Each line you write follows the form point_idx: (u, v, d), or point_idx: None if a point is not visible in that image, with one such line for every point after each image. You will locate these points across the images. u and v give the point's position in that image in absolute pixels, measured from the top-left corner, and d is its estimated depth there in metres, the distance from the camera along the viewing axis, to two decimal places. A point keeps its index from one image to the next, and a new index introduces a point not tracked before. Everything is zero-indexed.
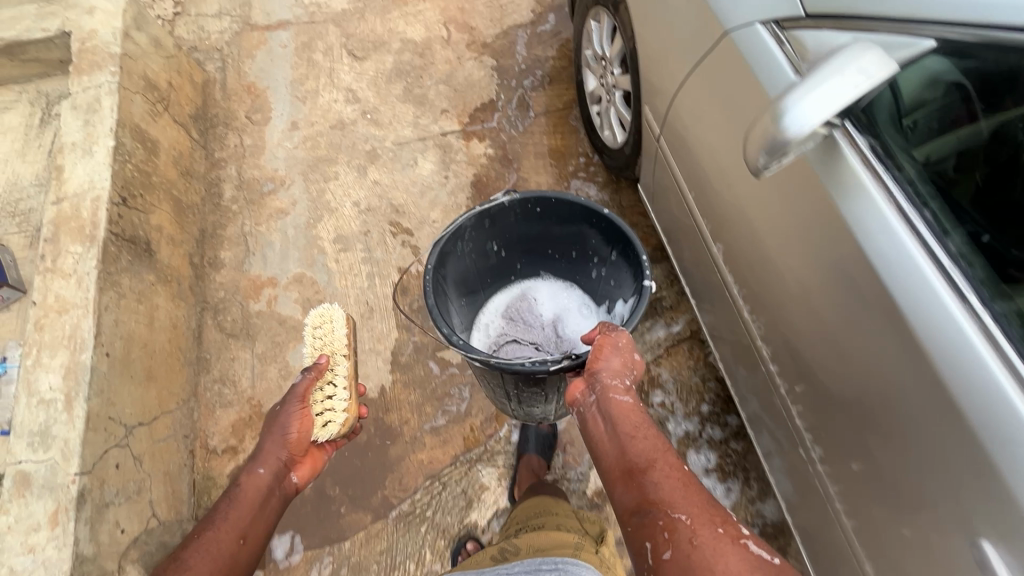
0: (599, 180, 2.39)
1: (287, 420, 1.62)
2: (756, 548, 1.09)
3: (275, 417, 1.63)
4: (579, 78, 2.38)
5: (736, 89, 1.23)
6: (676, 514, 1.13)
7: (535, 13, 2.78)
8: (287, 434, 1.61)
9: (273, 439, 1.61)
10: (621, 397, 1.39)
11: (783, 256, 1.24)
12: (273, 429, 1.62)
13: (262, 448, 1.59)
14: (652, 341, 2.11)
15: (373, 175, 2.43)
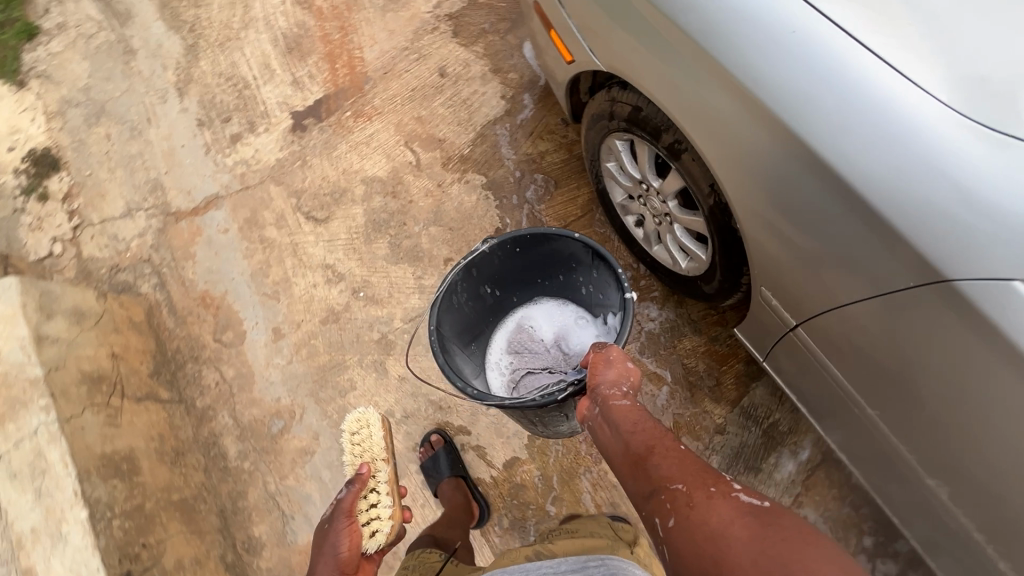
0: (656, 294, 2.02)
1: (336, 531, 1.40)
2: (750, 497, 1.00)
3: (325, 535, 1.41)
4: (598, 183, 1.95)
5: (946, 314, 0.98)
6: (673, 484, 1.06)
7: (507, 99, 2.30)
8: (336, 533, 1.39)
9: (322, 547, 1.40)
10: (615, 398, 1.30)
11: (983, 461, 1.10)
12: (321, 545, 1.41)
13: (318, 560, 1.38)
14: (784, 479, 1.82)
15: (395, 370, 2.01)
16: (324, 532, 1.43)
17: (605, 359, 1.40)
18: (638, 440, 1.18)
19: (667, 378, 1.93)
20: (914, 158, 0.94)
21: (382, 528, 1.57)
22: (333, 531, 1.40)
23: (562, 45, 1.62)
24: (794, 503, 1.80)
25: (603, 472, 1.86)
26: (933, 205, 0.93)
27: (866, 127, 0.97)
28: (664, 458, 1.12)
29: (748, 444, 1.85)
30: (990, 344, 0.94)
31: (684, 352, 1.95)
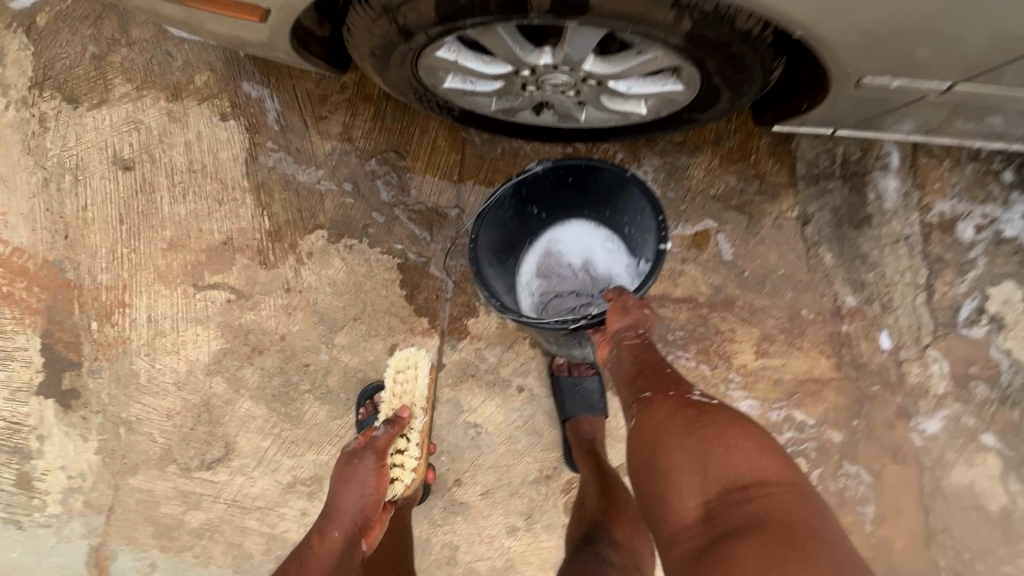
0: (622, 155, 1.43)
1: (361, 474, 1.09)
2: (700, 399, 0.96)
3: (340, 473, 1.11)
4: (451, 113, 1.24)
5: None
6: (644, 394, 1.00)
7: (233, 112, 1.42)
8: (365, 478, 1.09)
9: (340, 482, 1.10)
10: (626, 330, 1.08)
11: None
12: (336, 481, 1.11)
13: (336, 490, 1.09)
14: (896, 197, 1.44)
15: (472, 495, 1.50)
16: (341, 468, 1.11)
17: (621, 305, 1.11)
18: (631, 357, 1.06)
19: (714, 225, 1.44)
20: None
21: (405, 472, 1.26)
22: (350, 470, 1.10)
23: (232, 8, 0.95)
24: (924, 210, 1.44)
25: (744, 366, 1.47)
26: None
27: None
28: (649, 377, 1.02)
29: (840, 204, 1.44)
30: None
31: (704, 183, 1.44)
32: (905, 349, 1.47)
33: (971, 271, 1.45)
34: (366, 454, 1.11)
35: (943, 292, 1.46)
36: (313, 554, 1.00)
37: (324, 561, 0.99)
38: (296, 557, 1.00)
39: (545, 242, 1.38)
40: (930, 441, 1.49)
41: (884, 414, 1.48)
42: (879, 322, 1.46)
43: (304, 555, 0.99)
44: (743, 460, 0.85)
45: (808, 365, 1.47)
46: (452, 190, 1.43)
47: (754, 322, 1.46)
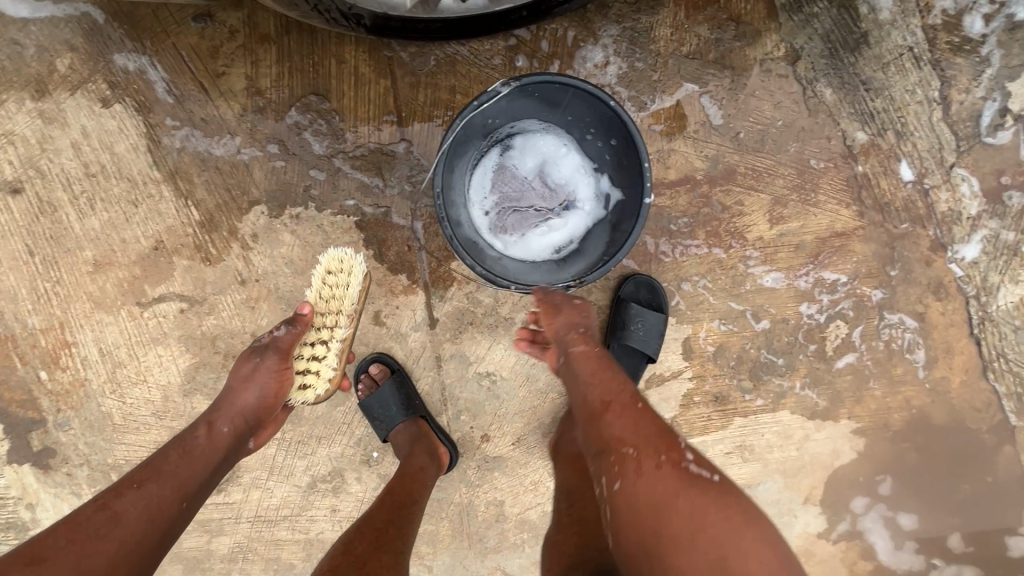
0: (575, 33, 1.22)
1: (265, 376, 0.96)
2: (698, 469, 0.83)
3: (242, 369, 0.97)
4: (365, 23, 1.03)
5: None
6: (624, 447, 0.86)
7: (115, 95, 1.19)
8: (269, 382, 0.96)
9: (240, 380, 0.96)
10: (573, 344, 0.99)
11: None
12: (234, 380, 0.97)
13: (234, 388, 0.96)
14: (891, 5, 1.25)
15: (504, 447, 1.39)
16: (243, 364, 0.97)
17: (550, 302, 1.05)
18: (596, 391, 0.94)
19: (695, 89, 1.26)
20: None
21: (320, 383, 1.07)
22: (255, 370, 0.96)
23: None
24: (925, 12, 1.26)
25: (760, 238, 1.32)
26: None
27: None
28: (621, 418, 0.90)
29: (830, 28, 1.25)
30: None
31: (674, 43, 1.24)
32: (929, 175, 1.32)
33: (988, 69, 1.28)
34: (274, 359, 0.97)
35: (960, 101, 1.29)
36: (191, 451, 0.87)
37: (205, 461, 0.87)
38: (169, 451, 0.86)
39: (500, 147, 1.17)
40: (972, 268, 1.37)
41: (919, 251, 1.35)
42: (896, 153, 1.31)
43: (180, 450, 0.87)
44: (730, 540, 0.75)
45: (828, 220, 1.33)
46: (393, 123, 1.24)
47: (762, 187, 1.30)
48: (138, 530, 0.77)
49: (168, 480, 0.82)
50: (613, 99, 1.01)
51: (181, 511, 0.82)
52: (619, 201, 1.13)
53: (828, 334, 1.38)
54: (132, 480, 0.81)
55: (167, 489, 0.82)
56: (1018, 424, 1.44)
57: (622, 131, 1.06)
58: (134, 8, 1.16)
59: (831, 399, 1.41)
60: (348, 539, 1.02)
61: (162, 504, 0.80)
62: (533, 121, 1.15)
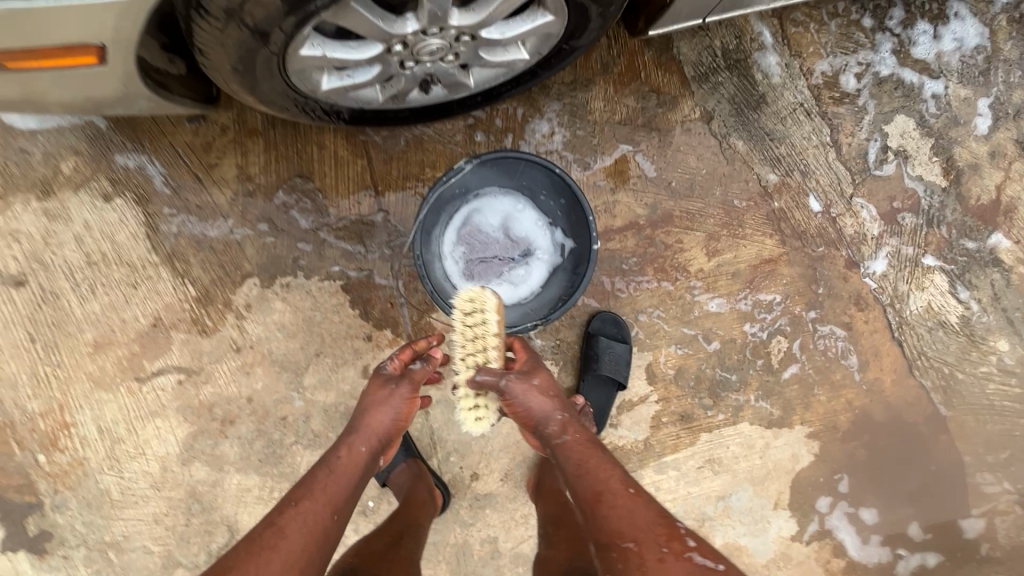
0: (522, 110, 1.44)
1: (395, 399, 1.03)
2: (704, 559, 0.88)
3: (371, 392, 1.05)
4: (342, 116, 1.20)
5: None
6: (624, 541, 0.89)
7: (116, 190, 1.32)
8: (395, 405, 1.03)
9: (368, 402, 1.04)
10: (555, 436, 0.99)
11: None
12: (364, 401, 1.05)
13: (366, 405, 1.03)
14: (781, 70, 1.51)
15: (493, 483, 1.48)
16: (375, 387, 1.05)
17: (516, 398, 0.98)
18: (585, 484, 0.95)
19: (629, 148, 1.48)
20: None
21: (490, 413, 1.05)
22: (384, 393, 1.03)
23: (57, 58, 0.83)
24: (809, 75, 1.52)
25: (701, 269, 1.51)
26: None
27: None
28: (616, 509, 0.92)
29: (735, 92, 1.50)
30: None
31: (607, 112, 1.46)
32: (834, 205, 1.55)
33: (866, 116, 1.55)
34: (399, 386, 1.04)
35: (849, 143, 1.55)
36: (337, 471, 0.96)
37: (343, 477, 0.96)
38: (319, 468, 0.96)
39: (463, 212, 1.31)
40: (882, 280, 1.58)
41: (836, 270, 1.56)
42: (803, 189, 1.54)
43: (326, 467, 0.96)
44: None
45: (757, 249, 1.53)
46: (371, 196, 1.40)
47: (696, 226, 1.51)
48: (302, 538, 0.87)
49: (318, 495, 0.92)
50: (560, 166, 1.21)
51: (333, 523, 0.91)
52: (572, 249, 1.32)
53: (771, 349, 1.55)
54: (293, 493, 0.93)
55: (318, 504, 0.91)
56: (947, 414, 1.63)
57: (571, 192, 1.25)
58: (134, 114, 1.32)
59: (783, 407, 1.57)
60: (361, 545, 1.16)
61: (316, 517, 0.89)
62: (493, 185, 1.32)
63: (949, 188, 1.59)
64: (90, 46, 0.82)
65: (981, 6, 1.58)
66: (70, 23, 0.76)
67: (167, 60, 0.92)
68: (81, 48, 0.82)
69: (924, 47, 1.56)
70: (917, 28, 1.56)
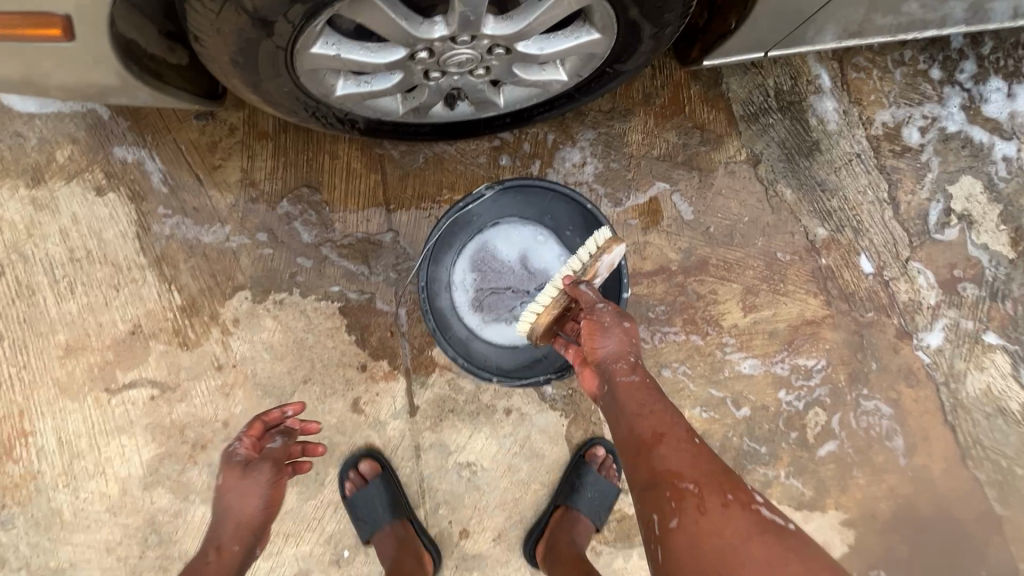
0: (553, 135, 1.32)
1: (255, 481, 0.97)
2: (771, 514, 0.78)
3: (218, 491, 0.99)
4: (358, 125, 1.10)
5: None
6: (682, 481, 0.79)
7: (111, 184, 1.23)
8: (253, 501, 0.97)
9: (219, 509, 0.98)
10: (621, 372, 0.91)
11: None
12: (215, 512, 0.99)
13: (219, 502, 0.99)
14: (838, 117, 1.39)
15: (485, 542, 1.32)
16: (222, 484, 0.99)
17: (599, 327, 0.94)
18: (646, 423, 0.85)
19: (666, 187, 1.35)
20: None
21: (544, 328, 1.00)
22: (229, 488, 0.98)
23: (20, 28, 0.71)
24: (868, 124, 1.39)
25: (735, 326, 1.37)
26: None
27: None
28: (677, 451, 0.82)
29: (786, 136, 1.38)
30: None
31: (645, 146, 1.35)
32: (888, 268, 1.40)
33: (928, 174, 1.41)
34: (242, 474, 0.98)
35: (908, 201, 1.41)
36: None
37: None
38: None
39: (481, 240, 1.21)
40: (937, 356, 1.42)
41: (886, 339, 1.41)
42: (855, 248, 1.40)
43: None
44: None
45: (798, 309, 1.38)
46: (381, 213, 1.29)
47: (733, 277, 1.37)
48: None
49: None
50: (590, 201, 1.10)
51: None
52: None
53: (807, 421, 1.39)
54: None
55: None
56: (1003, 513, 1.43)
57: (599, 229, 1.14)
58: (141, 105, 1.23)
59: (816, 488, 1.39)
60: None
61: None
62: (513, 212, 1.21)
63: (1017, 260, 1.43)
64: (53, 15, 0.70)
65: None
66: None
67: (165, 47, 0.84)
68: (46, 16, 0.70)
69: (997, 105, 1.43)
70: (992, 83, 1.42)
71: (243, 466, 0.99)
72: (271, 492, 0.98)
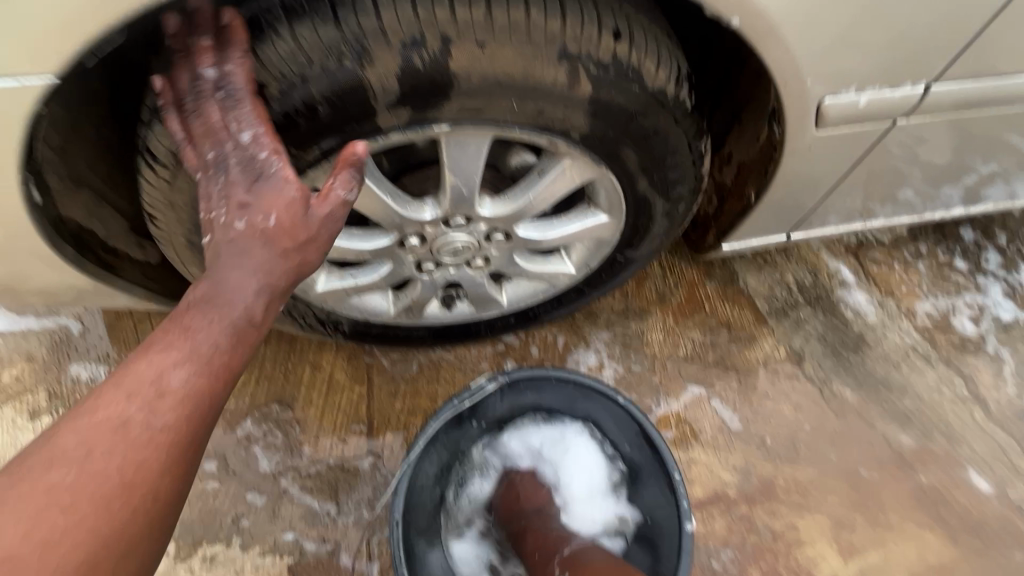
0: (563, 336, 1.18)
1: (263, 257, 0.54)
2: None
3: (252, 155, 0.52)
4: (341, 329, 0.98)
5: None
6: None
7: (49, 406, 1.06)
8: (299, 225, 0.54)
9: (258, 181, 0.53)
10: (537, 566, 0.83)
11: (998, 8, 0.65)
12: (239, 185, 0.53)
13: (209, 294, 0.53)
14: (875, 310, 1.26)
15: None
16: (229, 227, 0.55)
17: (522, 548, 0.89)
18: None
19: (701, 390, 1.15)
20: None
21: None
22: (263, 226, 0.53)
23: None
24: (911, 316, 1.26)
25: None
26: None
27: None
28: None
29: (824, 330, 1.23)
30: None
31: (669, 345, 1.19)
32: (1010, 486, 1.09)
33: (1005, 366, 1.22)
34: (287, 186, 0.53)
35: (996, 398, 1.18)
36: (176, 383, 0.49)
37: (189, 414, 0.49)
38: (149, 348, 0.51)
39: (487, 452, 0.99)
40: None
41: None
42: (956, 459, 1.11)
43: (138, 404, 0.48)
44: None
45: (913, 549, 1.03)
46: (363, 432, 1.06)
47: (813, 504, 1.05)
48: (127, 480, 0.46)
49: (140, 425, 0.47)
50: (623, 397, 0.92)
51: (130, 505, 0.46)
52: (639, 522, 0.96)
53: None
54: (136, 354, 0.50)
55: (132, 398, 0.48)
56: None
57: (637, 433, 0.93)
58: (117, 319, 1.14)
59: None
60: None
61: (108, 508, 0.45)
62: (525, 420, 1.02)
63: None
64: None
65: None
66: None
67: (136, 242, 0.75)
68: None
69: None
70: None
71: (283, 225, 0.54)
72: (299, 279, 0.57)
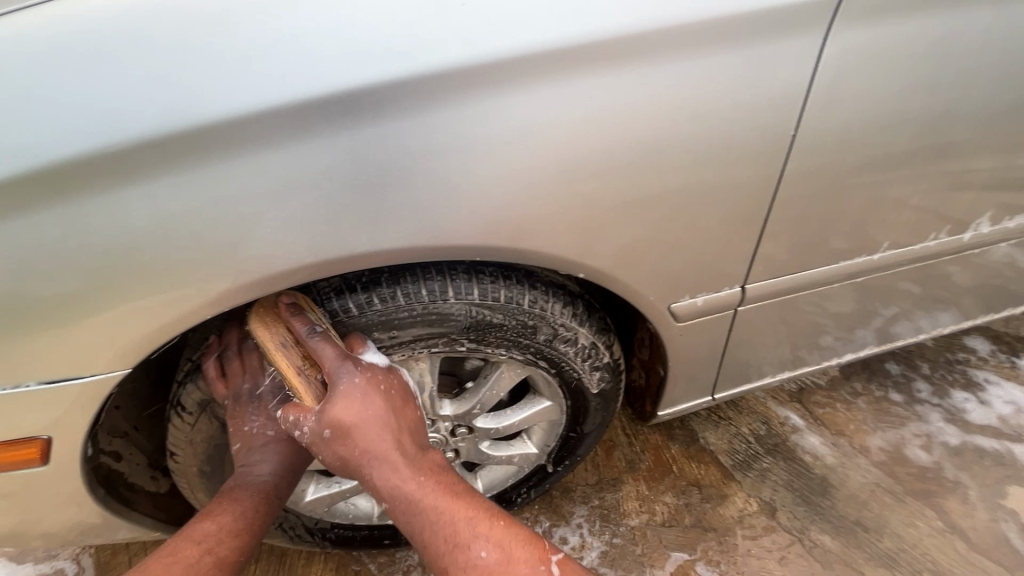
0: (543, 516, 1.23)
1: (287, 450, 0.73)
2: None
3: (280, 383, 0.71)
4: (331, 537, 1.04)
5: (593, 103, 0.56)
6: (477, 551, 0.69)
7: None
8: (312, 425, 0.74)
9: (283, 399, 0.71)
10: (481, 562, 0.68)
11: (836, 212, 0.80)
12: (265, 404, 0.70)
13: (242, 481, 0.71)
14: (834, 452, 1.34)
15: None
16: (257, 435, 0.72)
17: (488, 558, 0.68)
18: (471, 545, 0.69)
19: (685, 556, 1.17)
20: (215, 70, 0.49)
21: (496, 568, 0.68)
22: (290, 429, 0.72)
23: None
24: (866, 452, 1.34)
25: None
26: (323, 41, 0.49)
27: (151, 98, 0.49)
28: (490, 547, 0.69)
29: (789, 478, 1.29)
30: (652, 109, 0.58)
31: (644, 513, 1.23)
32: None
33: (968, 492, 1.27)
34: (305, 404, 0.73)
35: (971, 525, 1.21)
36: (221, 554, 0.65)
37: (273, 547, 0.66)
38: (199, 525, 0.66)
39: None
40: None
41: None
42: None
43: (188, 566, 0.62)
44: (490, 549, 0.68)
45: None
46: None
47: None
48: None
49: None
50: None
51: None
52: None
53: None
54: (184, 532, 0.66)
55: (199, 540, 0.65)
56: None
57: None
58: (113, 555, 1.17)
59: None
60: None
61: None
62: None
63: None
64: (36, 437, 0.65)
65: (1011, 371, 1.52)
66: (17, 414, 0.62)
67: (151, 475, 0.87)
68: (31, 440, 0.65)
69: (979, 412, 1.42)
70: (957, 395, 1.46)
71: (301, 426, 0.73)
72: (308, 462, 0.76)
